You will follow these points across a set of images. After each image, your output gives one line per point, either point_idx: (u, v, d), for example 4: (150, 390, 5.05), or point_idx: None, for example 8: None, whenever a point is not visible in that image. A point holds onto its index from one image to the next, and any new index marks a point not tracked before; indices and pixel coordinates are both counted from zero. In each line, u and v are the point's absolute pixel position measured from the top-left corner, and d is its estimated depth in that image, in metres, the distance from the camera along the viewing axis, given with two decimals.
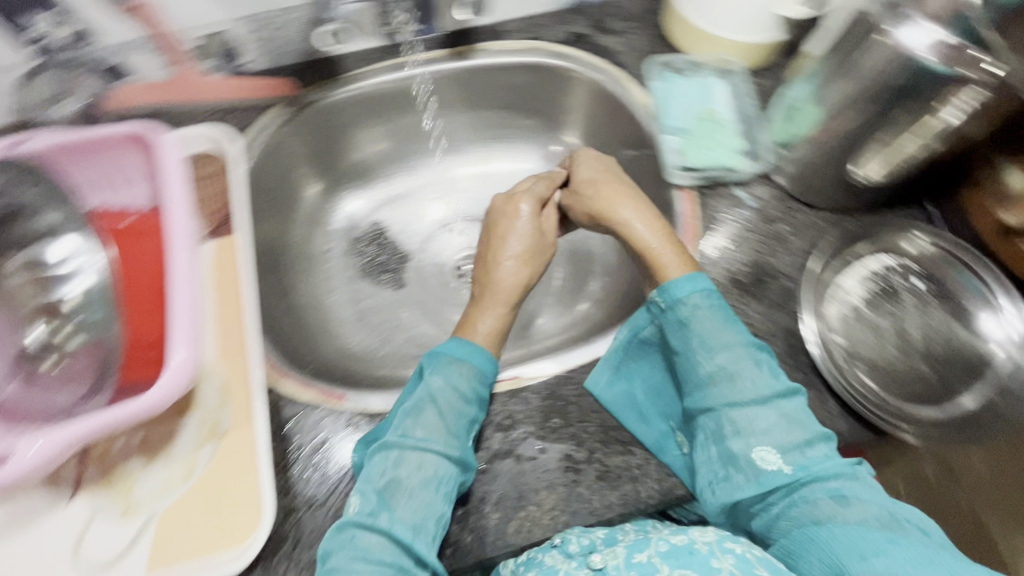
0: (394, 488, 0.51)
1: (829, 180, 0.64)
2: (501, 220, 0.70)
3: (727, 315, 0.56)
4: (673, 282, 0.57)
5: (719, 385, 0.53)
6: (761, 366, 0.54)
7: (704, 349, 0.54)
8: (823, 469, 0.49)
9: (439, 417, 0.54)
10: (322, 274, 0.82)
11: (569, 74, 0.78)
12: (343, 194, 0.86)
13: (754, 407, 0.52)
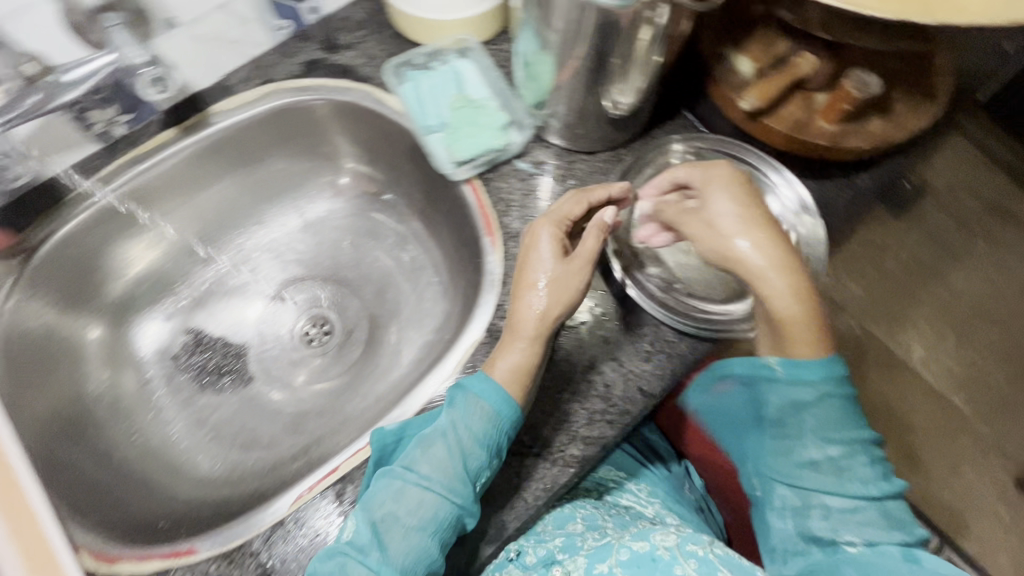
0: (391, 524, 0.49)
1: (592, 125, 0.65)
2: (528, 249, 0.57)
3: (847, 412, 0.53)
4: (801, 363, 0.51)
5: (816, 471, 0.54)
6: (868, 462, 0.54)
7: (814, 445, 0.53)
8: (884, 534, 0.52)
9: (451, 454, 0.50)
10: (150, 409, 0.73)
11: (321, 105, 0.73)
12: (140, 317, 0.77)
13: (830, 475, 0.54)
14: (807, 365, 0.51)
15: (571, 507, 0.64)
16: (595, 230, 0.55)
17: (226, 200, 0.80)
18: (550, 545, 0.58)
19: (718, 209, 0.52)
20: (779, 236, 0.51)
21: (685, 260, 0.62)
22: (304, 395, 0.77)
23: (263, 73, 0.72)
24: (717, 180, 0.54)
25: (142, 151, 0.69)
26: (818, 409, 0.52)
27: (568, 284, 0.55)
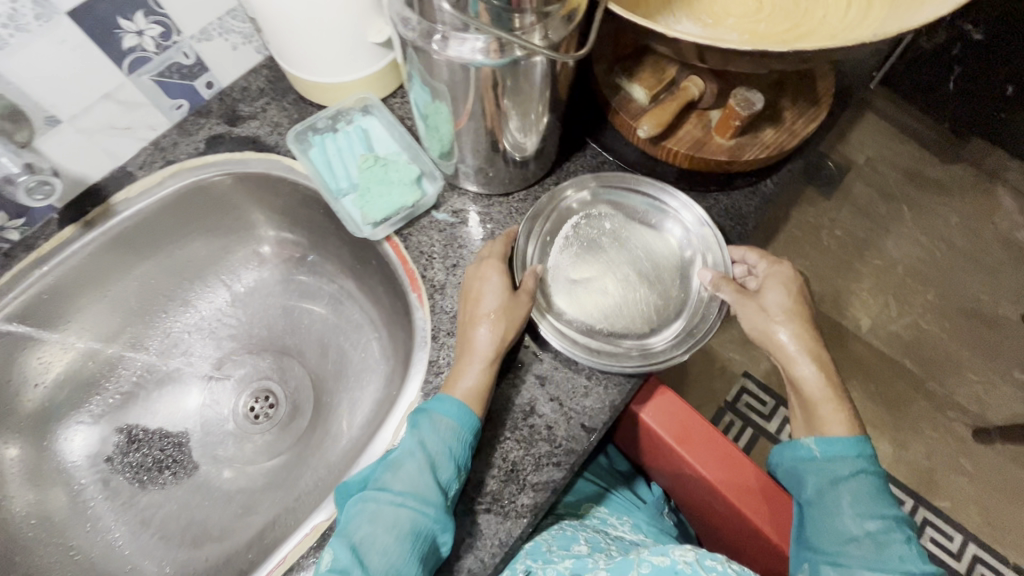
0: (370, 548, 0.48)
1: (501, 168, 0.65)
2: (473, 286, 0.59)
3: (877, 489, 0.55)
4: (834, 440, 0.55)
5: (861, 548, 0.53)
6: (903, 541, 0.53)
7: (856, 519, 0.53)
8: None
9: (420, 471, 0.51)
10: (87, 518, 0.69)
11: (228, 180, 0.72)
12: (64, 424, 0.73)
13: (875, 552, 0.53)
14: (833, 442, 0.55)
15: (572, 529, 0.66)
16: (531, 275, 0.59)
17: (147, 285, 0.77)
18: (561, 566, 0.59)
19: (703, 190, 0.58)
20: (813, 331, 0.58)
21: (603, 299, 0.62)
22: (253, 476, 0.74)
23: (163, 155, 0.72)
24: (778, 285, 0.59)
25: (42, 254, 0.67)
26: (850, 481, 0.54)
27: (512, 311, 0.57)
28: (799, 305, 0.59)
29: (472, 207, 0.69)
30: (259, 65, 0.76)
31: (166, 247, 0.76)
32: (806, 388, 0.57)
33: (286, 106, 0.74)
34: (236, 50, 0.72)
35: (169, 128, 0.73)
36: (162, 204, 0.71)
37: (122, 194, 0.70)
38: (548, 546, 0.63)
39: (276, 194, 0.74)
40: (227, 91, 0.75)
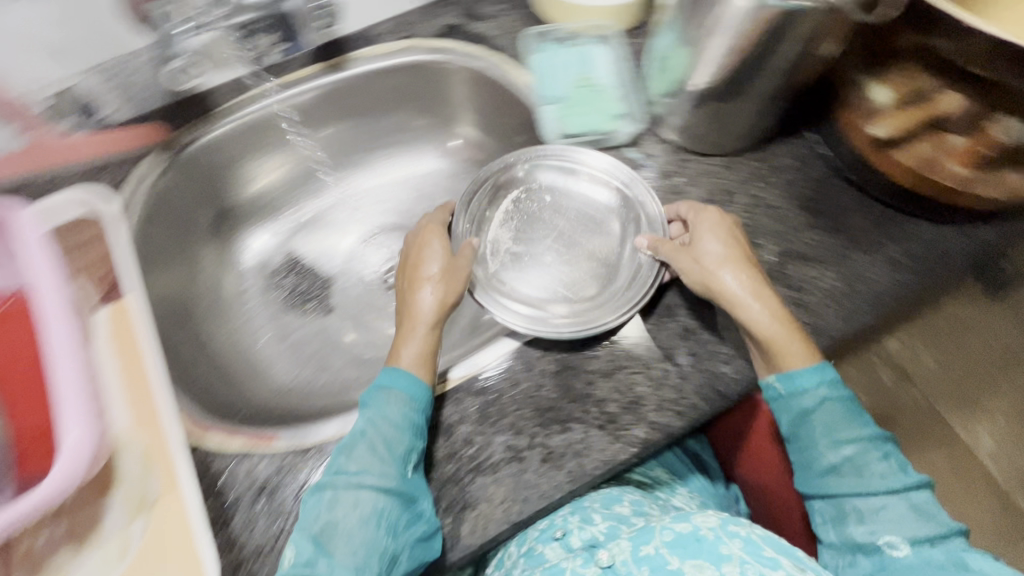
0: (332, 532, 0.49)
1: (716, 127, 0.65)
2: (415, 252, 0.63)
3: (851, 409, 0.55)
4: (795, 374, 0.54)
5: (845, 475, 0.54)
6: (866, 433, 0.55)
7: (835, 441, 0.54)
8: (936, 545, 0.51)
9: (371, 452, 0.52)
10: (242, 315, 0.78)
11: (451, 68, 0.76)
12: (249, 231, 0.83)
13: (875, 495, 0.53)
14: (803, 374, 0.54)
15: (618, 491, 0.68)
16: (468, 246, 0.62)
17: (344, 138, 0.84)
18: (596, 527, 0.62)
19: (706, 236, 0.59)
20: (751, 268, 0.57)
21: (520, 274, 0.66)
22: (377, 336, 0.78)
23: (405, 29, 0.77)
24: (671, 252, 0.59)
25: (278, 84, 0.74)
26: (812, 407, 0.55)
27: (410, 292, 0.60)
28: (718, 257, 0.57)
29: (672, 157, 0.68)
30: None
31: (377, 112, 0.82)
32: (748, 324, 0.55)
33: (523, 16, 0.76)
34: None
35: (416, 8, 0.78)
36: (395, 72, 0.77)
37: (368, 50, 0.76)
38: (591, 502, 0.66)
39: (489, 94, 0.78)
40: None
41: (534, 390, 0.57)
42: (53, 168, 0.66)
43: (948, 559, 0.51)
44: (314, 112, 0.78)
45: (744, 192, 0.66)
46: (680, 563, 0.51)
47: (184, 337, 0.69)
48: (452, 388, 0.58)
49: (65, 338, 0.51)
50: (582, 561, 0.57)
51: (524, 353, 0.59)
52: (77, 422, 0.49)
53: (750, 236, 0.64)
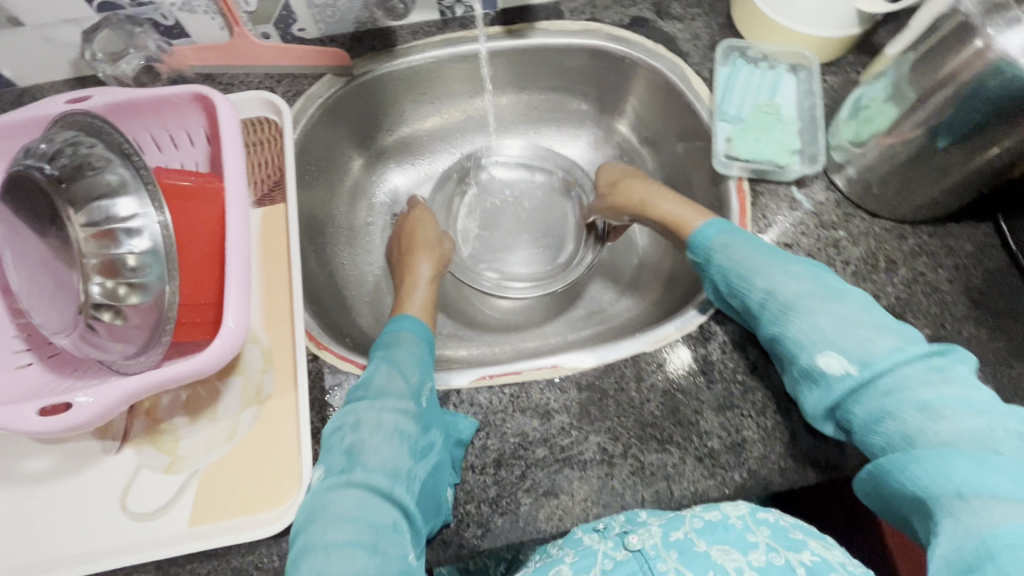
0: (359, 446, 0.49)
1: (898, 189, 0.61)
2: (413, 224, 0.77)
3: (770, 250, 0.56)
4: (710, 228, 0.60)
5: (797, 290, 0.52)
6: (794, 269, 0.54)
7: (751, 278, 0.54)
8: (895, 362, 0.46)
9: (387, 377, 0.54)
10: (361, 248, 0.81)
11: (628, 61, 0.75)
12: (387, 168, 0.85)
13: (800, 316, 0.51)
14: (703, 229, 0.61)
15: None
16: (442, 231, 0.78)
17: (499, 104, 0.84)
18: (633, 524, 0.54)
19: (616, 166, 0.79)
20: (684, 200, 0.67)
21: (505, 249, 0.83)
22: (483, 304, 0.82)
23: (591, 12, 0.75)
24: (615, 178, 0.76)
25: (453, 38, 0.74)
26: (725, 258, 0.57)
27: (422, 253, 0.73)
28: (645, 195, 0.71)
29: (839, 207, 0.65)
30: None
31: (537, 85, 0.82)
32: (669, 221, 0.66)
33: (714, 25, 0.73)
34: None
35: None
36: (570, 52, 0.76)
37: (550, 23, 0.75)
38: None
39: (657, 96, 0.76)
40: None
41: (640, 401, 0.57)
42: (245, 67, 0.71)
43: (977, 448, 0.40)
44: (477, 71, 0.78)
45: (907, 265, 0.62)
46: (704, 544, 0.45)
47: (313, 254, 0.72)
48: (562, 375, 0.58)
49: (242, 227, 0.50)
50: (611, 546, 0.48)
51: (637, 362, 0.58)
52: (238, 311, 0.48)
53: (903, 313, 0.60)
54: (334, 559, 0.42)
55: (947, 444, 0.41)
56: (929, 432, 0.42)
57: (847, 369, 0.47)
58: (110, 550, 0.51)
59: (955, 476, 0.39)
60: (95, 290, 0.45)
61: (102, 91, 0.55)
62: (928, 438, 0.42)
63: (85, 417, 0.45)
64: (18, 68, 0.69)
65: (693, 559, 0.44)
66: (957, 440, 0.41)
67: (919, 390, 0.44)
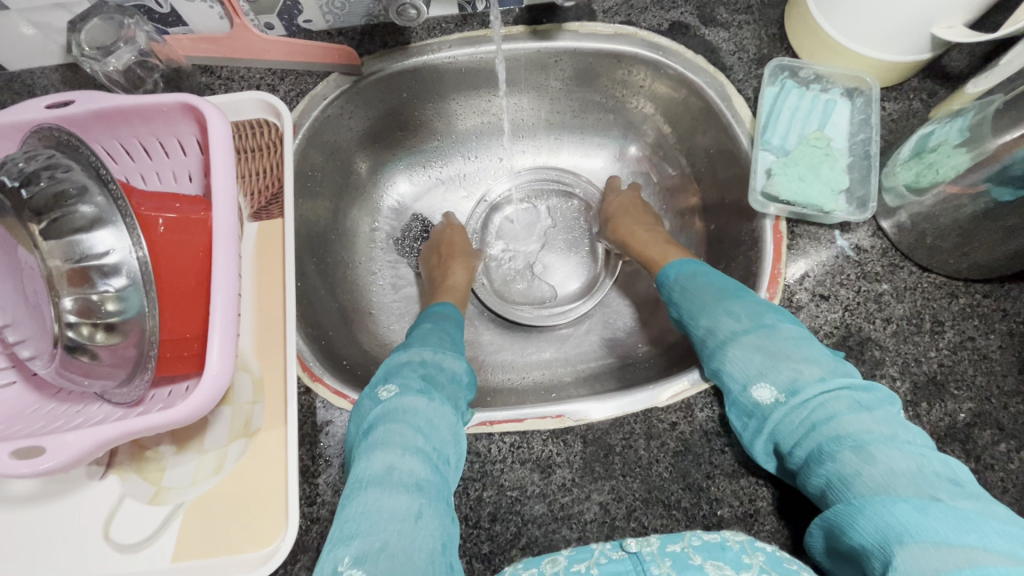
0: (429, 377, 0.53)
1: (957, 245, 0.54)
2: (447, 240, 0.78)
3: (727, 287, 0.57)
4: (672, 265, 0.63)
5: (735, 324, 0.53)
6: (736, 307, 0.54)
7: (701, 309, 0.56)
8: (820, 396, 0.46)
9: (444, 336, 0.60)
10: (365, 257, 0.77)
11: (663, 71, 0.68)
12: (396, 171, 0.80)
13: (736, 348, 0.52)
14: (669, 268, 0.64)
15: None
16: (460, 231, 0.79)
17: (517, 107, 0.78)
18: None
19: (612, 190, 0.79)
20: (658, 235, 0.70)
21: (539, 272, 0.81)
22: (492, 323, 0.79)
23: (627, 13, 0.67)
24: (620, 206, 0.76)
25: (470, 38, 0.67)
26: (680, 293, 0.60)
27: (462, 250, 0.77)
28: (644, 238, 0.70)
29: (886, 255, 0.58)
30: None
31: (562, 90, 0.75)
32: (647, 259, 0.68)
33: (765, 36, 0.65)
34: None
35: None
36: (600, 58, 0.69)
37: (581, 24, 0.67)
38: None
39: (692, 112, 0.69)
40: None
41: (648, 462, 0.53)
42: (245, 61, 0.65)
43: (914, 494, 0.39)
44: (495, 74, 0.72)
45: (955, 327, 0.56)
46: (701, 559, 0.45)
47: (314, 267, 0.69)
48: (568, 426, 0.54)
49: (230, 259, 0.46)
50: (608, 546, 0.49)
51: (648, 418, 0.55)
52: (222, 350, 0.45)
53: (945, 382, 0.55)
54: (406, 458, 0.45)
55: (886, 485, 0.40)
56: (865, 476, 0.41)
57: (776, 399, 0.48)
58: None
59: (892, 517, 0.38)
60: (69, 332, 0.42)
61: (86, 95, 0.51)
62: (863, 481, 0.41)
63: (62, 461, 0.42)
64: (6, 52, 0.65)
65: (687, 570, 0.44)
66: (892, 483, 0.40)
67: (847, 428, 0.44)
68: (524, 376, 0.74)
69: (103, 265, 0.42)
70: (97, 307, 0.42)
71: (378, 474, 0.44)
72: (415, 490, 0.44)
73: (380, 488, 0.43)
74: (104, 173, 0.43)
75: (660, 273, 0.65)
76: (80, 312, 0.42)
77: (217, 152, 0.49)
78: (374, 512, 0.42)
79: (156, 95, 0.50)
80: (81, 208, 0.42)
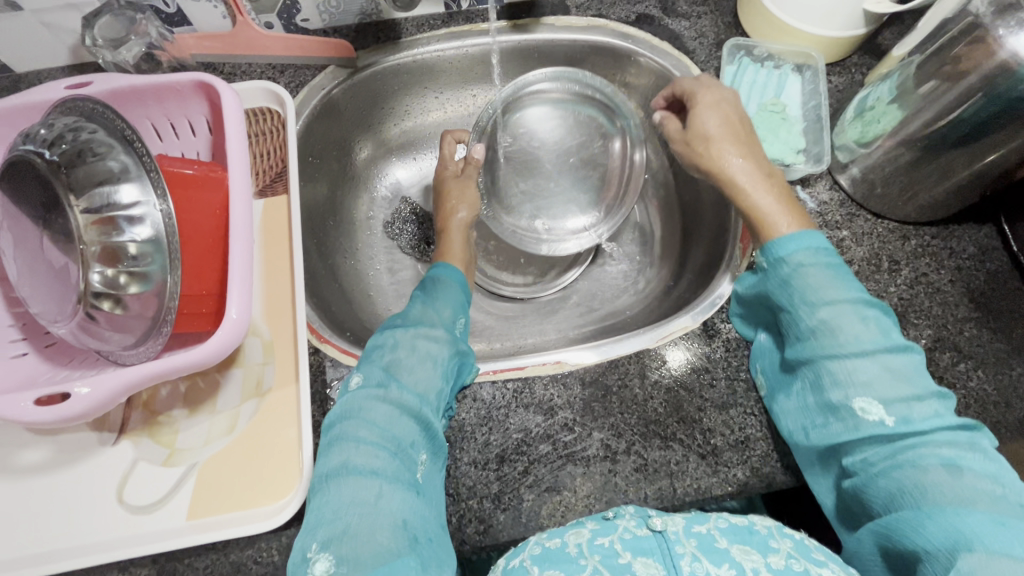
0: (395, 360, 0.52)
1: (902, 189, 0.61)
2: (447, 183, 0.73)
3: (855, 288, 0.49)
4: (791, 236, 0.51)
5: (853, 337, 0.47)
6: (866, 314, 0.48)
7: (816, 308, 0.48)
8: (935, 429, 0.44)
9: (423, 313, 0.57)
10: (363, 242, 0.81)
11: (633, 57, 0.74)
12: (390, 162, 0.84)
13: (854, 358, 0.46)
14: (789, 239, 0.52)
15: None
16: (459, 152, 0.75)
17: None
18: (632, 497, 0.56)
19: (705, 110, 0.61)
20: (763, 175, 0.57)
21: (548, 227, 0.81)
22: (487, 299, 0.82)
23: (598, 7, 0.74)
24: (723, 126, 0.60)
25: (454, 32, 0.73)
26: (791, 281, 0.50)
27: (461, 190, 0.72)
28: (757, 182, 0.57)
29: (843, 204, 0.65)
30: None
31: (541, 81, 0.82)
32: (754, 212, 0.56)
33: (719, 24, 0.73)
34: None
35: None
36: (575, 47, 0.75)
37: (557, 17, 0.74)
38: None
39: None
40: None
41: (643, 399, 0.57)
42: (247, 57, 0.70)
43: (990, 509, 0.39)
44: (479, 66, 0.78)
45: (910, 265, 0.62)
46: (727, 542, 0.42)
47: (315, 246, 0.72)
48: (566, 370, 0.58)
49: (245, 213, 0.50)
50: (633, 523, 0.45)
51: (641, 359, 0.58)
52: (241, 299, 0.47)
53: (905, 313, 0.60)
54: (359, 451, 0.46)
55: (960, 498, 0.40)
56: (941, 489, 0.41)
57: (884, 421, 0.44)
58: (108, 542, 0.51)
59: (965, 525, 0.39)
60: (94, 278, 0.45)
61: (102, 77, 0.55)
62: (941, 492, 0.41)
63: (86, 405, 0.44)
64: (18, 53, 0.68)
65: (714, 553, 0.41)
66: (969, 497, 0.40)
67: (938, 448, 0.43)
68: (521, 344, 0.77)
69: (131, 213, 0.45)
70: (127, 252, 0.45)
71: (333, 468, 0.45)
72: (373, 475, 0.45)
73: (339, 480, 0.45)
74: (130, 134, 0.47)
75: (772, 241, 0.53)
76: (112, 258, 0.45)
77: (236, 131, 0.53)
78: (337, 503, 0.43)
79: (169, 73, 0.54)
80: (109, 165, 0.45)
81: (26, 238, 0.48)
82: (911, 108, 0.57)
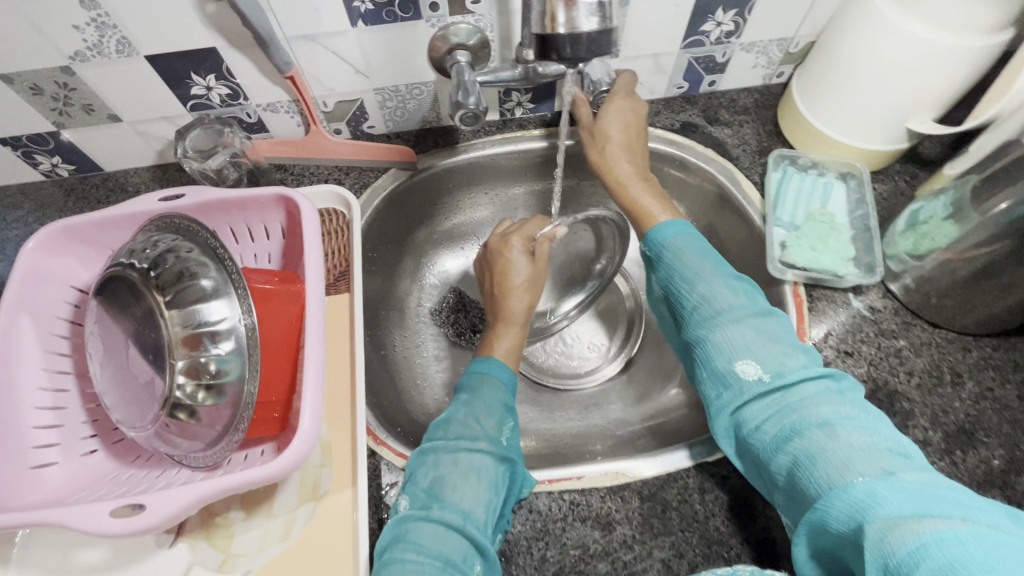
0: (439, 478, 0.52)
1: (960, 302, 0.61)
2: (498, 260, 0.71)
3: (718, 262, 0.57)
4: (664, 224, 0.60)
5: (721, 304, 0.53)
6: (731, 283, 0.54)
7: (693, 282, 0.55)
8: (802, 380, 0.48)
9: (467, 420, 0.56)
10: (411, 330, 0.82)
11: (678, 161, 0.77)
12: (440, 252, 0.87)
13: (732, 325, 0.51)
14: (660, 228, 0.60)
15: None
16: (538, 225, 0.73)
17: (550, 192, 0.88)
18: None
19: (612, 115, 0.67)
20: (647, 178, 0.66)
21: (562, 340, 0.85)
22: (531, 389, 0.82)
23: None
24: (624, 127, 0.67)
25: (506, 137, 0.78)
26: (663, 260, 0.58)
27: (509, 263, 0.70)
28: (641, 186, 0.66)
29: (898, 313, 0.64)
30: (758, 85, 0.79)
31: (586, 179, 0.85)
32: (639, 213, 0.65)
33: (759, 132, 0.77)
34: (731, 57, 0.73)
35: (659, 98, 0.80)
36: None
37: None
38: None
39: (707, 196, 0.78)
40: (716, 95, 0.80)
41: (704, 516, 0.55)
42: (316, 160, 0.75)
43: (873, 469, 0.41)
44: (527, 167, 0.82)
45: (973, 378, 0.61)
46: None
47: (369, 338, 0.74)
48: (624, 483, 0.57)
49: (319, 323, 0.52)
50: None
51: (700, 471, 0.57)
52: (312, 411, 0.48)
53: (974, 430, 0.58)
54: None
55: (847, 463, 0.42)
56: (828, 452, 0.43)
57: (760, 376, 0.49)
58: None
59: (855, 496, 0.40)
60: (177, 390, 0.47)
61: (195, 190, 0.59)
62: (829, 457, 0.42)
63: (151, 518, 0.45)
64: (110, 155, 0.74)
65: None
66: (852, 459, 0.42)
67: (817, 408, 0.46)
68: (567, 440, 0.76)
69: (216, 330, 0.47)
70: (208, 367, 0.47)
71: None
72: None
73: None
74: (222, 252, 0.50)
75: (647, 232, 0.61)
76: (193, 371, 0.47)
77: (313, 245, 0.56)
78: None
79: (253, 187, 0.58)
80: (197, 283, 0.48)
81: (116, 343, 0.50)
82: (967, 226, 0.58)
